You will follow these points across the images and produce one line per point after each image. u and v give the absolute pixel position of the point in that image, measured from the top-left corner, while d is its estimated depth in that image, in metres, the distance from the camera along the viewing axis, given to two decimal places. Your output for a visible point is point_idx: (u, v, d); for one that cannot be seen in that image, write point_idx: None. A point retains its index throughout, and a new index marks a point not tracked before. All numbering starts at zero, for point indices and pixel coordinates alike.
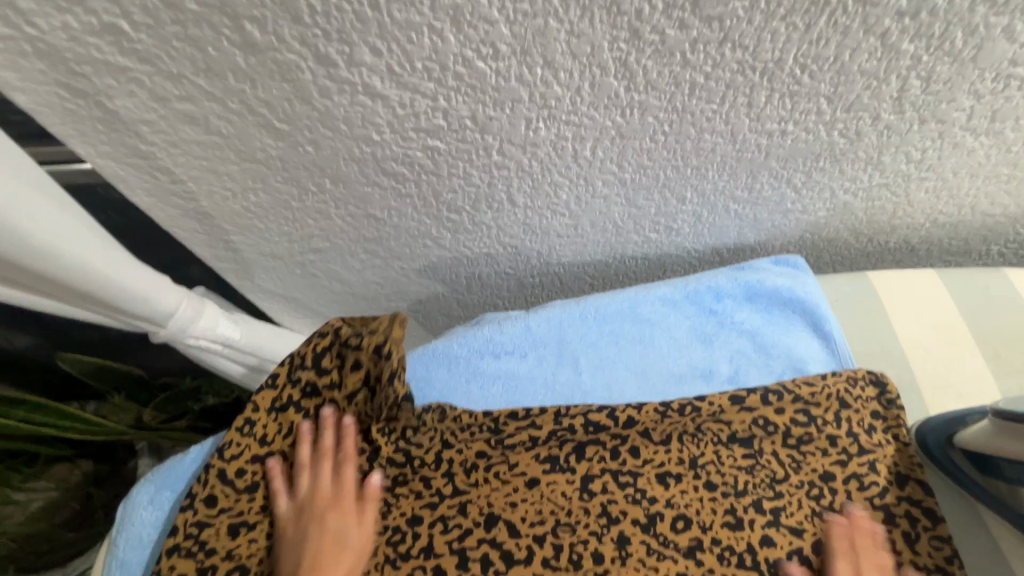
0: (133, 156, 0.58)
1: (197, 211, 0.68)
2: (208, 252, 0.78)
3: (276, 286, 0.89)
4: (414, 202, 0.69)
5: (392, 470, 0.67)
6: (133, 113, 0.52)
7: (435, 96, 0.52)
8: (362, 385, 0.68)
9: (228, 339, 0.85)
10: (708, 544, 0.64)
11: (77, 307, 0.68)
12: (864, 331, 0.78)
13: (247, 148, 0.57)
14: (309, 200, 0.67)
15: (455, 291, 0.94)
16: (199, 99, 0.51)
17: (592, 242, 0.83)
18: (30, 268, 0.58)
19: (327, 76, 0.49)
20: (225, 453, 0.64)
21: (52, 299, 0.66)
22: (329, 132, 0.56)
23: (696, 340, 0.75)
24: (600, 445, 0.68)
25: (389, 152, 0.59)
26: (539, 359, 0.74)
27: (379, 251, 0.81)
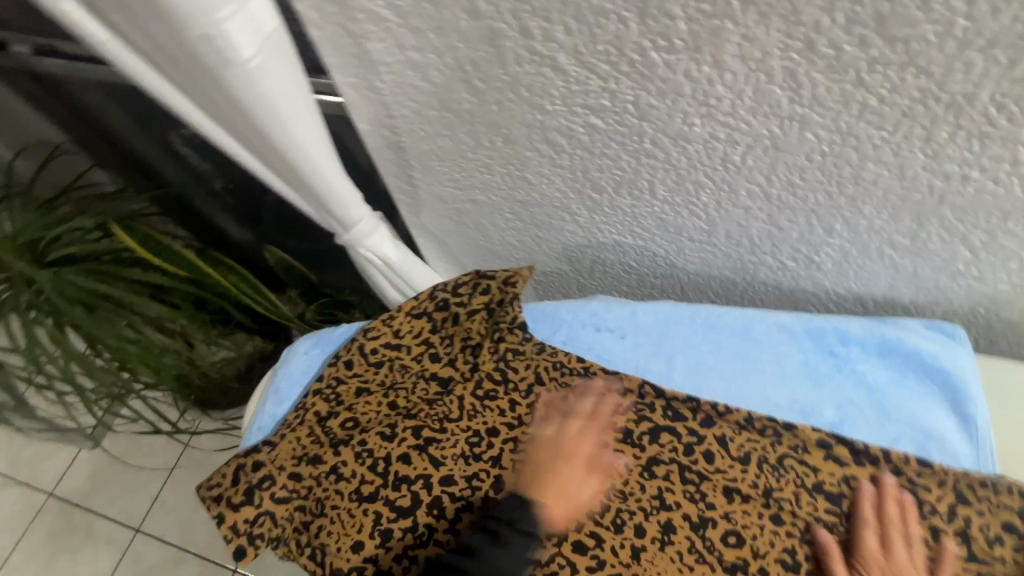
0: (368, 90, 0.75)
1: (397, 144, 0.85)
2: (394, 183, 0.96)
3: (434, 227, 1.05)
4: (564, 173, 0.78)
5: (487, 385, 0.76)
6: (379, 56, 0.68)
7: (607, 78, 0.60)
8: (484, 308, 0.79)
9: (388, 258, 1.03)
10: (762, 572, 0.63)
11: (294, 192, 0.89)
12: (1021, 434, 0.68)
13: (448, 99, 0.71)
14: (481, 153, 0.80)
15: (578, 272, 1.01)
16: (426, 51, 0.65)
17: (722, 255, 0.84)
18: (287, 159, 0.78)
19: (524, 47, 0.60)
20: (368, 333, 0.79)
21: (281, 182, 0.87)
22: (513, 95, 0.67)
23: (806, 375, 0.72)
24: (674, 434, 0.70)
25: (556, 122, 0.69)
26: (638, 343, 0.77)
27: (523, 215, 0.91)
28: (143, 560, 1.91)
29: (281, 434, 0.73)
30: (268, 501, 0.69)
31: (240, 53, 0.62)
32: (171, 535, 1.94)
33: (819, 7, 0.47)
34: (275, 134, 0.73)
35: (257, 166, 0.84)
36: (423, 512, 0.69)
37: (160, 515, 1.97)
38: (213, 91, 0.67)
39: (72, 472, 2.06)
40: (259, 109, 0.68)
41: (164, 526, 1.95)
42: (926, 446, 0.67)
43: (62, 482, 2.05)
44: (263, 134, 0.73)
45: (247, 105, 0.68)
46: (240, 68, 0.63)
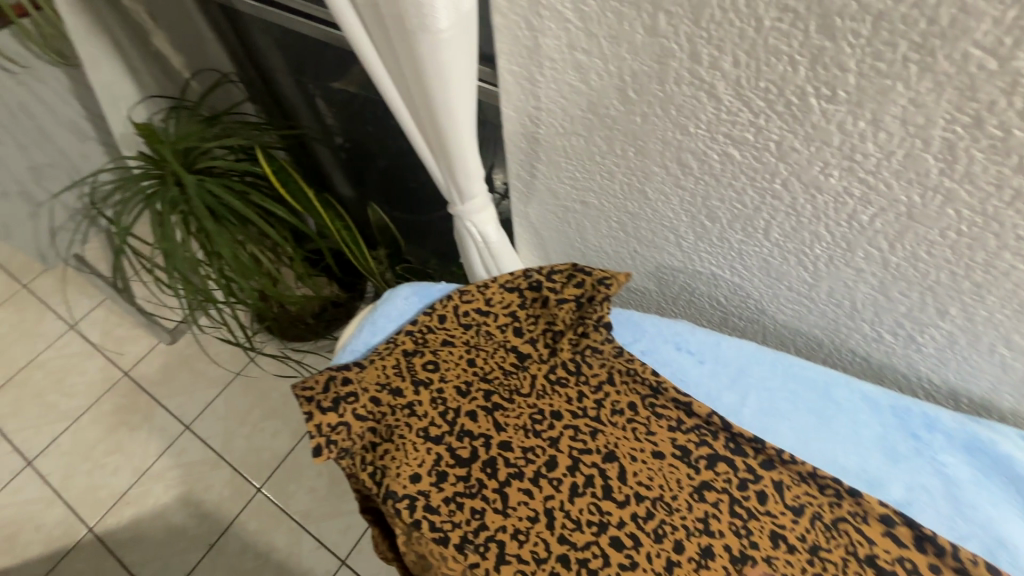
0: (526, 80, 0.82)
1: (533, 135, 0.91)
2: (516, 169, 1.02)
3: (537, 220, 1.12)
4: (683, 195, 0.81)
5: (561, 372, 0.81)
6: (548, 52, 0.75)
7: (758, 113, 0.63)
8: (574, 299, 0.83)
9: (488, 237, 1.11)
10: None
11: (433, 163, 0.97)
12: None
13: (597, 103, 0.77)
14: (609, 158, 0.85)
15: (662, 294, 1.04)
16: (594, 55, 0.71)
17: (817, 312, 0.84)
18: (438, 128, 0.86)
19: (688, 69, 0.64)
20: (464, 296, 0.87)
21: (426, 151, 0.95)
22: (661, 111, 0.72)
23: (879, 448, 0.71)
24: (731, 465, 0.72)
25: (693, 145, 0.73)
26: (714, 372, 0.79)
27: (628, 227, 0.95)
28: (185, 455, 2.08)
29: (370, 359, 0.81)
30: (348, 413, 0.76)
31: (437, 22, 0.70)
32: (213, 440, 2.10)
33: (999, 88, 0.48)
34: (439, 102, 0.81)
35: (408, 133, 0.92)
36: (478, 467, 0.74)
37: (209, 419, 2.14)
38: (402, 53, 0.76)
39: (147, 359, 2.29)
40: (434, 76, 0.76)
41: (209, 431, 2.12)
42: (994, 552, 0.63)
43: (137, 365, 2.28)
44: (428, 101, 0.81)
45: (425, 71, 0.76)
46: (432, 35, 0.71)
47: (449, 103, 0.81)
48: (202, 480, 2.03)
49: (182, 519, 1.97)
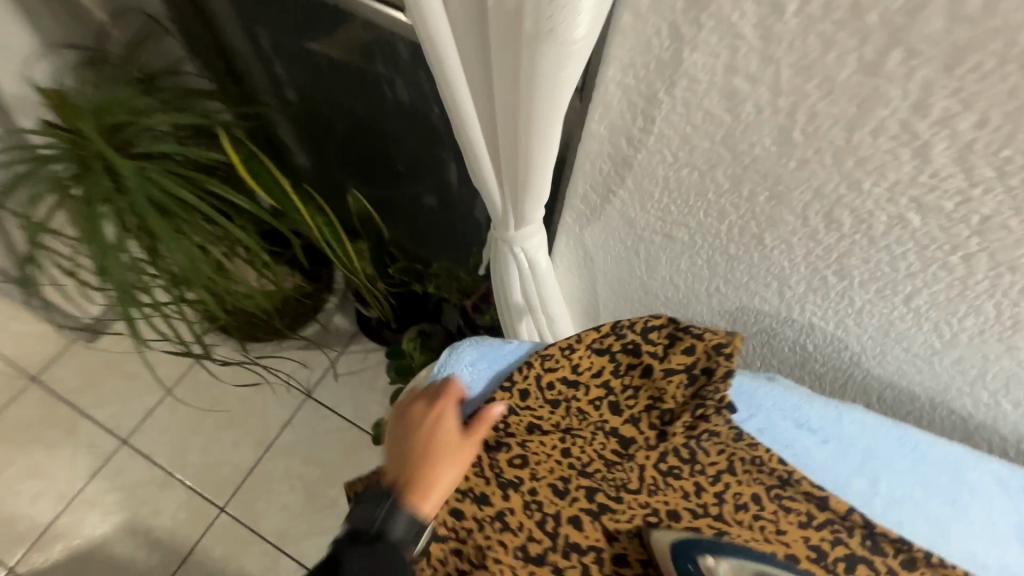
0: (640, 98, 0.63)
1: (624, 159, 0.73)
2: (584, 189, 0.84)
3: (593, 243, 0.95)
4: (813, 248, 0.69)
5: (673, 459, 0.69)
6: (691, 70, 0.57)
7: (977, 184, 0.51)
8: (685, 369, 0.70)
9: (536, 264, 0.94)
10: None
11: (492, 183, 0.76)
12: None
13: (738, 138, 0.61)
14: (726, 198, 0.70)
15: (734, 333, 0.94)
16: (762, 84, 0.54)
17: (928, 373, 0.77)
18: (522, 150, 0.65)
19: (901, 121, 0.50)
20: (545, 363, 0.70)
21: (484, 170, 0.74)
22: (830, 161, 0.57)
23: (1013, 536, 0.68)
24: (871, 567, 0.66)
25: (858, 202, 0.60)
26: (840, 452, 0.71)
27: (719, 267, 0.83)
28: (124, 475, 1.78)
29: None
30: (438, 533, 0.68)
31: (575, 29, 0.49)
32: (158, 456, 1.81)
33: None
34: (536, 124, 0.60)
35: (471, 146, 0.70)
36: None
37: (151, 432, 1.83)
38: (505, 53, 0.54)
39: (62, 361, 1.91)
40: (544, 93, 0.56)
41: (152, 445, 1.82)
42: None
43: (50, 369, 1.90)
44: (522, 120, 0.61)
45: (532, 85, 0.55)
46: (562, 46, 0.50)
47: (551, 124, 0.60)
48: (149, 503, 1.75)
49: (130, 549, 1.71)
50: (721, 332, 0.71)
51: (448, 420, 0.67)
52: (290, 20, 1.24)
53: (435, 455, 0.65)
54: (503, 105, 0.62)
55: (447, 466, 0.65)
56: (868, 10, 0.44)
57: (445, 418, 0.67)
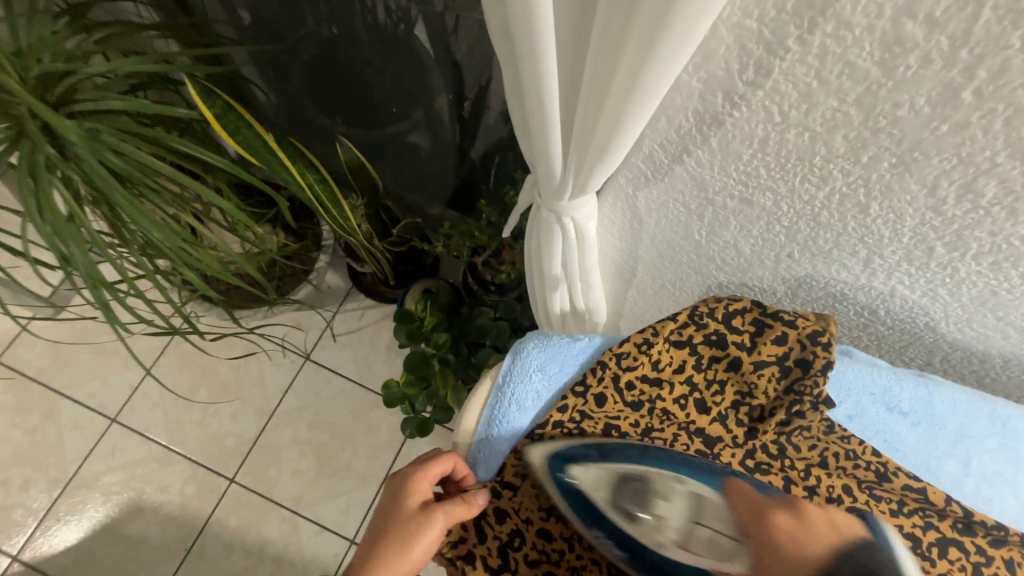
0: (761, 43, 0.51)
1: (715, 117, 0.61)
2: (650, 151, 0.71)
3: (646, 208, 0.85)
4: (929, 219, 0.61)
5: (761, 456, 0.65)
6: (847, 8, 0.45)
7: None
8: (776, 360, 0.65)
9: (584, 234, 0.83)
10: None
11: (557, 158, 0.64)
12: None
13: (882, 95, 0.50)
14: (835, 164, 0.60)
15: (795, 302, 0.88)
16: (941, 30, 0.43)
17: (1010, 339, 0.74)
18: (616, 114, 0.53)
19: None
20: (622, 361, 0.64)
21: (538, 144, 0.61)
22: (999, 125, 0.47)
23: None
24: (962, 550, 0.62)
25: (1014, 171, 0.51)
26: (930, 434, 0.67)
27: (797, 236, 0.74)
28: (119, 455, 1.68)
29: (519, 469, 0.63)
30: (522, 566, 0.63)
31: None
32: (153, 433, 1.70)
33: None
34: (637, 91, 0.49)
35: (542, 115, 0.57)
36: None
37: (141, 409, 1.71)
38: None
39: (27, 340, 1.73)
40: (663, 52, 0.45)
41: (145, 422, 1.71)
42: None
43: (14, 352, 1.73)
44: (619, 82, 0.50)
45: (653, 40, 0.44)
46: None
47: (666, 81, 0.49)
48: (151, 482, 1.66)
49: (140, 528, 1.64)
50: (810, 314, 0.66)
51: (416, 486, 0.61)
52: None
53: (399, 526, 0.59)
54: (600, 53, 0.50)
55: (401, 542, 0.58)
56: None
57: (411, 486, 0.61)
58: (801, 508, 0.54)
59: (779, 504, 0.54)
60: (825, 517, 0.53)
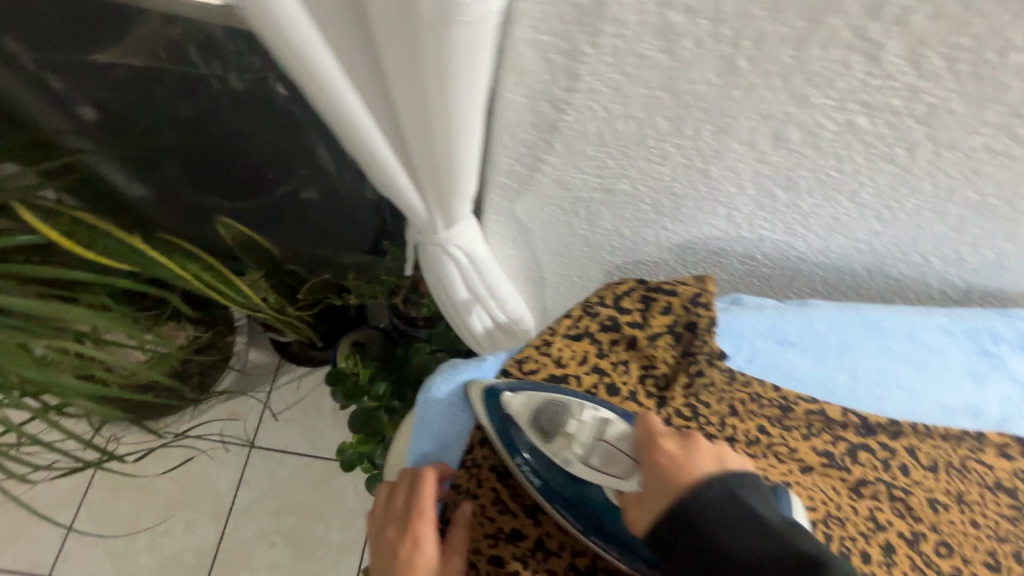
0: (559, 54, 0.54)
1: (550, 124, 0.64)
2: (507, 166, 0.74)
3: (526, 215, 0.87)
4: (760, 170, 0.66)
5: (677, 420, 0.66)
6: (617, 11, 0.48)
7: (926, 76, 0.49)
8: (667, 329, 0.69)
9: (475, 254, 0.84)
10: None
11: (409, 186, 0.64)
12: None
13: (678, 77, 0.54)
14: (667, 141, 0.64)
15: (683, 263, 0.93)
16: (699, 15, 0.47)
17: (865, 252, 0.81)
18: (440, 144, 0.54)
19: (853, 27, 0.45)
20: (525, 365, 0.67)
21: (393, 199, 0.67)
22: (778, 82, 0.52)
23: (969, 377, 0.75)
24: (870, 451, 0.69)
25: (807, 117, 0.56)
26: (819, 357, 0.73)
27: (663, 208, 0.78)
28: None
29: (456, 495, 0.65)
30: None
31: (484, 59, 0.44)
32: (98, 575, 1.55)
33: None
34: (448, 151, 0.55)
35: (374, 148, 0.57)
36: None
37: (78, 552, 1.56)
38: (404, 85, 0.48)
39: None
40: (452, 123, 0.50)
41: (86, 565, 1.55)
42: None
43: None
44: (430, 149, 0.55)
45: (441, 116, 0.50)
46: (469, 77, 0.45)
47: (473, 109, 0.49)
48: None
49: None
50: (689, 280, 0.71)
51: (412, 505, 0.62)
52: (87, 19, 0.97)
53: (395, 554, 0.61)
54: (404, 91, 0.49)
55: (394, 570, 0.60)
56: None
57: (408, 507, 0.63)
58: (694, 440, 0.54)
59: (673, 435, 0.55)
60: (711, 451, 0.53)
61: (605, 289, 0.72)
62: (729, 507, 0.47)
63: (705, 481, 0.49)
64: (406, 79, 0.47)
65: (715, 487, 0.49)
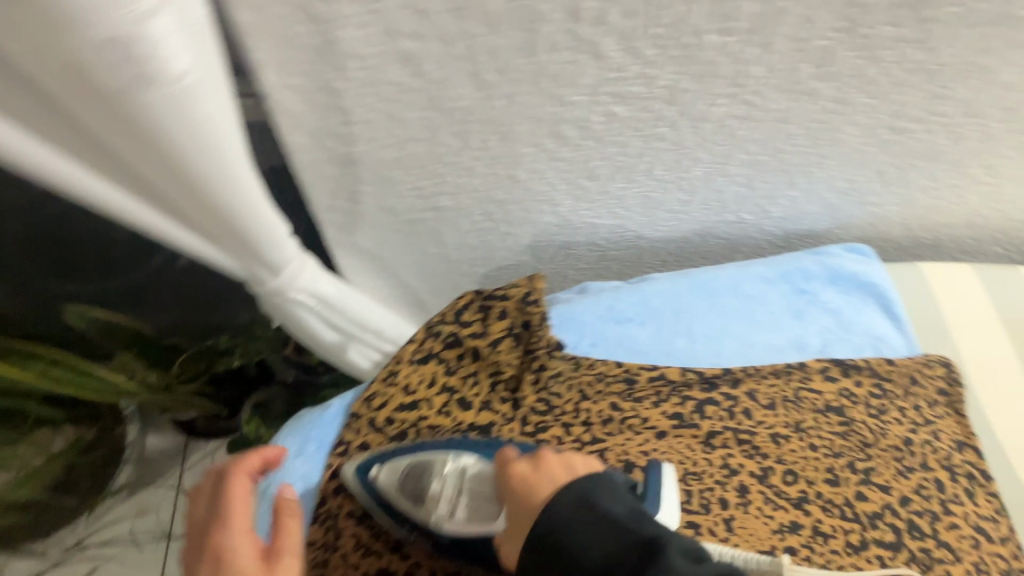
0: (319, 92, 0.54)
1: (345, 157, 0.65)
2: (326, 202, 0.74)
3: (371, 244, 0.87)
4: (560, 166, 0.70)
5: (534, 417, 0.70)
6: (351, 46, 0.49)
7: (650, 63, 0.54)
8: (508, 332, 0.70)
9: (324, 295, 0.82)
10: (822, 512, 0.70)
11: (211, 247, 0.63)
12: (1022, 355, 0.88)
13: (440, 96, 0.56)
14: (463, 155, 0.66)
15: (540, 261, 0.96)
16: (428, 40, 0.49)
17: (689, 220, 0.88)
18: (212, 204, 0.53)
19: (566, 31, 0.50)
20: (371, 402, 0.67)
21: (228, 262, 0.67)
22: (531, 87, 0.56)
23: (790, 315, 0.83)
24: (716, 404, 0.74)
25: (572, 114, 0.60)
26: (657, 327, 0.78)
27: (494, 215, 0.81)
28: None
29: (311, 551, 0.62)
30: None
31: (189, 112, 0.43)
32: None
33: None
34: (226, 203, 0.53)
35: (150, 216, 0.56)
36: None
37: None
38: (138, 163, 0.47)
39: None
40: (205, 174, 0.49)
41: None
42: (878, 347, 0.83)
43: None
44: (204, 209, 0.54)
45: (190, 172, 0.48)
46: (188, 128, 0.44)
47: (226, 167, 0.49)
48: None
49: None
50: (523, 281, 0.72)
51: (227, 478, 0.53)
52: None
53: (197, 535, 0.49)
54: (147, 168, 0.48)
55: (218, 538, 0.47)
56: None
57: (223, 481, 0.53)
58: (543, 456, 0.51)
59: (523, 457, 0.52)
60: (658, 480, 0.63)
61: (447, 305, 0.72)
62: (583, 521, 0.45)
63: (554, 497, 0.47)
64: (132, 146, 0.46)
65: (567, 502, 0.46)
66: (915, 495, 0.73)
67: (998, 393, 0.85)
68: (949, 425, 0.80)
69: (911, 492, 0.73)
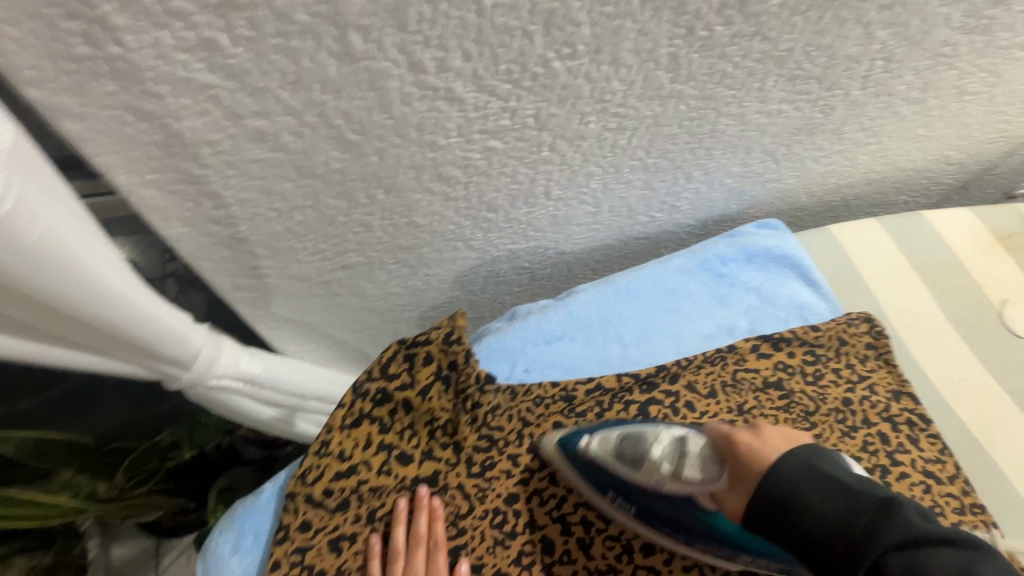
0: (181, 182, 0.53)
1: (233, 237, 0.63)
2: (229, 283, 0.72)
3: (292, 312, 0.84)
4: (457, 205, 0.70)
5: (479, 457, 0.67)
6: (198, 134, 0.48)
7: (509, 97, 0.54)
8: (435, 377, 0.69)
9: (250, 374, 0.78)
10: None
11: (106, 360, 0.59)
12: (935, 297, 0.93)
13: (310, 163, 0.55)
14: (355, 214, 0.65)
15: (471, 294, 0.95)
16: (276, 115, 0.49)
17: (605, 228, 0.88)
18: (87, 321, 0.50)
19: (414, 83, 0.50)
20: (307, 478, 0.63)
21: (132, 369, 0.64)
22: (399, 139, 0.56)
23: (715, 301, 0.84)
24: (659, 403, 0.74)
25: (450, 155, 0.60)
26: (587, 339, 0.79)
27: (409, 262, 0.80)
28: None
29: None
30: None
31: (17, 239, 0.40)
32: None
33: None
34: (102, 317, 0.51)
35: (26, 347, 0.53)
36: None
37: None
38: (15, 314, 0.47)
39: None
40: (64, 294, 0.46)
41: None
42: (801, 316, 0.86)
43: None
44: (82, 327, 0.51)
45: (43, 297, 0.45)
46: (21, 253, 0.41)
47: (86, 281, 0.47)
48: None
49: None
50: (447, 321, 0.70)
51: None
52: None
53: None
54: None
55: None
56: (291, 11, 0.40)
57: None
58: None
59: None
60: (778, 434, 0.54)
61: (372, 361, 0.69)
62: None
63: None
64: None
65: None
66: (863, 453, 0.74)
67: (926, 337, 0.89)
68: (881, 377, 0.82)
69: (858, 451, 0.74)
